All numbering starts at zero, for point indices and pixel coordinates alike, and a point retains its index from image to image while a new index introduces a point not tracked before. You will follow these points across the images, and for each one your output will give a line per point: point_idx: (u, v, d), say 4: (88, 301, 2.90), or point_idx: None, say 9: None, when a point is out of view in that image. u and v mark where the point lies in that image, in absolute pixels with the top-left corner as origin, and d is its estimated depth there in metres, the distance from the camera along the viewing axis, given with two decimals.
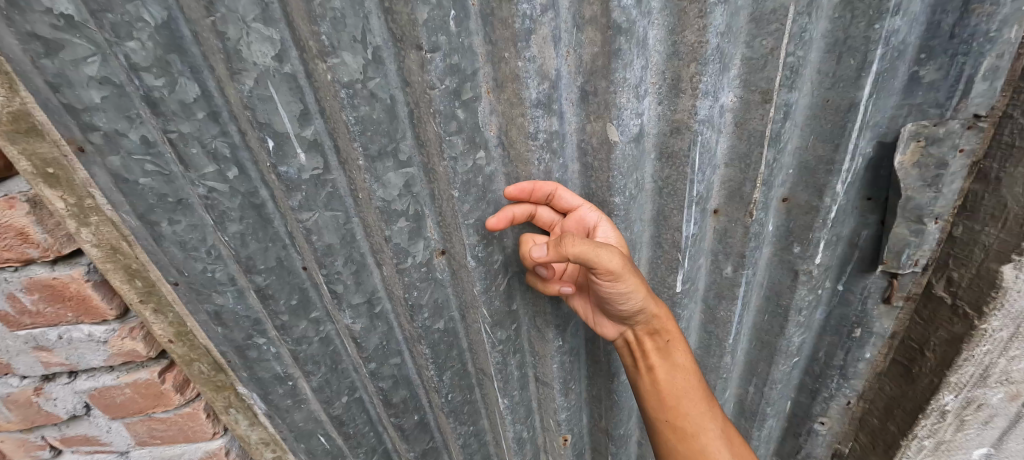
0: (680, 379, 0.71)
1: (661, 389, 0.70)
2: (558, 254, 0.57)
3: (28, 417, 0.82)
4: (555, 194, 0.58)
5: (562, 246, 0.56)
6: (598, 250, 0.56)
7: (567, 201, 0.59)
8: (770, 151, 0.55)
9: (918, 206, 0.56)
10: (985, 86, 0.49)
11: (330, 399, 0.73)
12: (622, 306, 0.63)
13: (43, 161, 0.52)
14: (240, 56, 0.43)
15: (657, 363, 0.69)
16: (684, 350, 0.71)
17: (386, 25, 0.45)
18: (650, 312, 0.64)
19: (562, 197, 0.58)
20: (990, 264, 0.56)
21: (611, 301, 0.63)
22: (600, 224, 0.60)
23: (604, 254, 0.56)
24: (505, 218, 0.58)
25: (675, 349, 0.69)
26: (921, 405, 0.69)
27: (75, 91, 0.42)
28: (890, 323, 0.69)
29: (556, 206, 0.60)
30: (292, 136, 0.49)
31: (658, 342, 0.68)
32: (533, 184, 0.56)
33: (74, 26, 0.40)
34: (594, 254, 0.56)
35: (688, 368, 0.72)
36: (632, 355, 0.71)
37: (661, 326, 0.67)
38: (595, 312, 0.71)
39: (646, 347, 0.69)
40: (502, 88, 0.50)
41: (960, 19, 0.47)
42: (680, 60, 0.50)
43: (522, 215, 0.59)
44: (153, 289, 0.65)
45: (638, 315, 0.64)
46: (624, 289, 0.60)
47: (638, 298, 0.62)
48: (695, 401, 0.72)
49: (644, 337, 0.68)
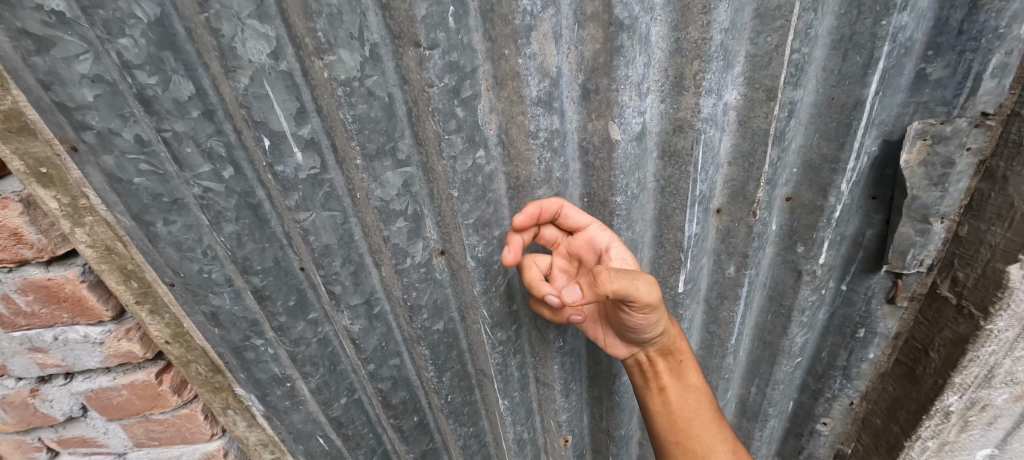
0: (693, 400, 0.71)
1: (673, 410, 0.70)
2: (596, 294, 0.55)
3: (24, 419, 0.81)
4: (561, 211, 0.57)
5: (599, 284, 0.54)
6: (636, 282, 0.55)
7: (574, 219, 0.59)
8: (774, 150, 0.54)
9: (923, 205, 0.55)
10: (993, 84, 0.48)
11: (328, 400, 0.73)
12: (643, 332, 0.63)
13: (36, 160, 0.52)
14: (235, 53, 0.42)
15: (669, 383, 0.70)
16: (694, 369, 0.72)
17: (384, 22, 0.44)
18: (665, 334, 0.66)
19: (569, 215, 0.58)
20: (996, 263, 0.55)
21: (636, 327, 0.62)
22: (613, 245, 0.59)
23: (642, 288, 0.55)
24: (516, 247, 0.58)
25: (686, 368, 0.70)
26: (926, 405, 0.68)
27: (67, 89, 0.41)
28: (894, 323, 0.68)
29: (562, 224, 0.60)
30: (288, 135, 0.48)
31: (670, 362, 0.69)
32: (538, 206, 0.55)
33: (65, 23, 0.39)
34: (633, 287, 0.55)
35: (701, 388, 0.72)
36: (643, 375, 0.71)
37: (673, 346, 0.68)
38: (604, 332, 0.70)
39: (659, 368, 0.69)
40: (502, 86, 0.49)
41: (968, 15, 0.46)
42: (683, 57, 0.49)
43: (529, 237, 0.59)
44: (149, 290, 0.64)
45: (656, 338, 0.65)
46: (651, 317, 0.60)
47: (659, 324, 0.63)
48: (706, 422, 0.72)
49: (657, 358, 0.68)
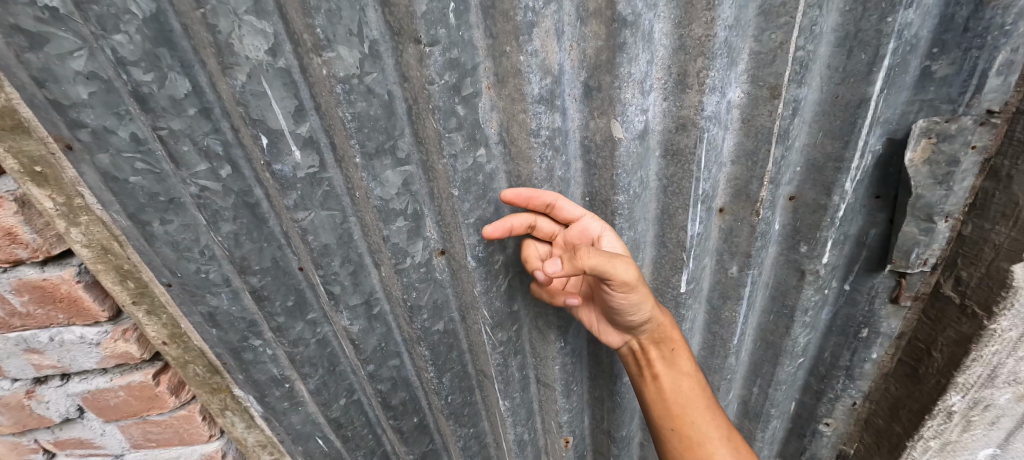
0: (686, 386, 0.71)
1: (665, 396, 0.70)
2: (573, 268, 0.56)
3: (20, 421, 0.80)
4: (554, 203, 0.56)
5: (575, 259, 0.56)
6: (614, 261, 0.55)
7: (567, 211, 0.58)
8: (778, 148, 0.54)
9: (929, 203, 0.54)
10: (999, 81, 0.47)
11: (327, 401, 0.72)
12: (629, 315, 0.63)
13: (30, 160, 0.51)
14: (232, 49, 0.41)
15: (661, 371, 0.69)
16: (687, 357, 0.71)
17: (384, 18, 0.44)
18: (653, 320, 0.65)
19: (562, 207, 0.57)
20: (1000, 263, 0.54)
21: (620, 308, 0.62)
22: (605, 234, 0.59)
23: (620, 265, 0.55)
24: (503, 227, 0.56)
25: (679, 356, 0.70)
26: (928, 405, 0.67)
27: (61, 86, 0.41)
28: (898, 322, 0.68)
29: (556, 216, 0.59)
30: (287, 134, 0.47)
31: (662, 350, 0.68)
32: (529, 194, 0.54)
33: (60, 19, 0.38)
34: (610, 266, 0.55)
35: (695, 376, 0.71)
36: (637, 363, 0.70)
37: (664, 333, 0.67)
38: (600, 320, 0.70)
39: (650, 355, 0.69)
40: (503, 83, 0.49)
41: (975, 12, 0.45)
42: (687, 53, 0.49)
43: (522, 225, 0.58)
44: (146, 290, 0.63)
45: (644, 324, 0.65)
46: (633, 298, 0.61)
47: (646, 308, 0.63)
48: (701, 409, 0.70)
49: (648, 346, 0.68)
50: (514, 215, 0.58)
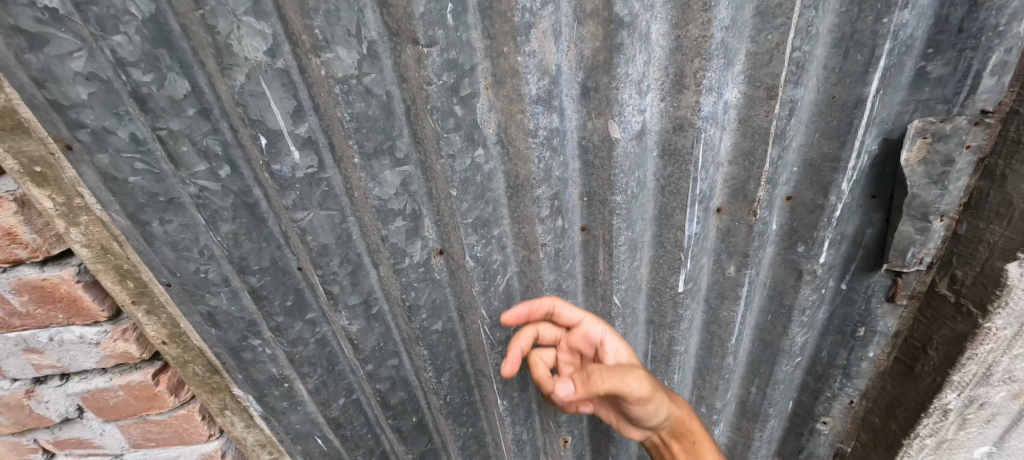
0: None
1: None
2: (588, 390, 0.61)
3: (20, 421, 0.81)
4: (554, 309, 0.65)
5: (590, 384, 0.61)
6: (627, 380, 0.60)
7: (568, 316, 0.66)
8: (775, 148, 0.54)
9: (924, 203, 0.55)
10: (993, 82, 0.47)
11: (327, 400, 0.72)
12: (647, 420, 0.66)
13: (30, 160, 0.51)
14: (231, 50, 0.41)
15: None
16: (712, 447, 0.71)
17: (382, 19, 0.43)
18: (671, 417, 0.68)
19: (562, 313, 0.66)
20: (995, 262, 0.55)
21: (638, 417, 0.66)
22: (607, 337, 0.67)
23: (632, 382, 0.60)
24: (515, 360, 0.66)
25: (703, 449, 0.70)
26: (924, 404, 0.68)
27: (61, 87, 0.41)
28: (894, 321, 0.68)
29: (558, 319, 0.68)
30: (285, 134, 0.48)
31: (684, 444, 0.70)
32: (527, 307, 0.64)
33: (59, 20, 0.38)
34: (624, 383, 0.60)
35: None
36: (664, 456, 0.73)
37: (684, 428, 0.69)
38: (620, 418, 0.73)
39: (674, 450, 0.71)
40: (502, 84, 0.49)
41: (969, 13, 0.45)
42: (683, 54, 0.48)
43: (528, 341, 0.68)
44: (145, 289, 0.64)
45: (661, 423, 0.68)
46: (650, 408, 0.64)
47: (663, 410, 0.66)
48: None
49: (669, 441, 0.70)
50: (522, 335, 0.67)
